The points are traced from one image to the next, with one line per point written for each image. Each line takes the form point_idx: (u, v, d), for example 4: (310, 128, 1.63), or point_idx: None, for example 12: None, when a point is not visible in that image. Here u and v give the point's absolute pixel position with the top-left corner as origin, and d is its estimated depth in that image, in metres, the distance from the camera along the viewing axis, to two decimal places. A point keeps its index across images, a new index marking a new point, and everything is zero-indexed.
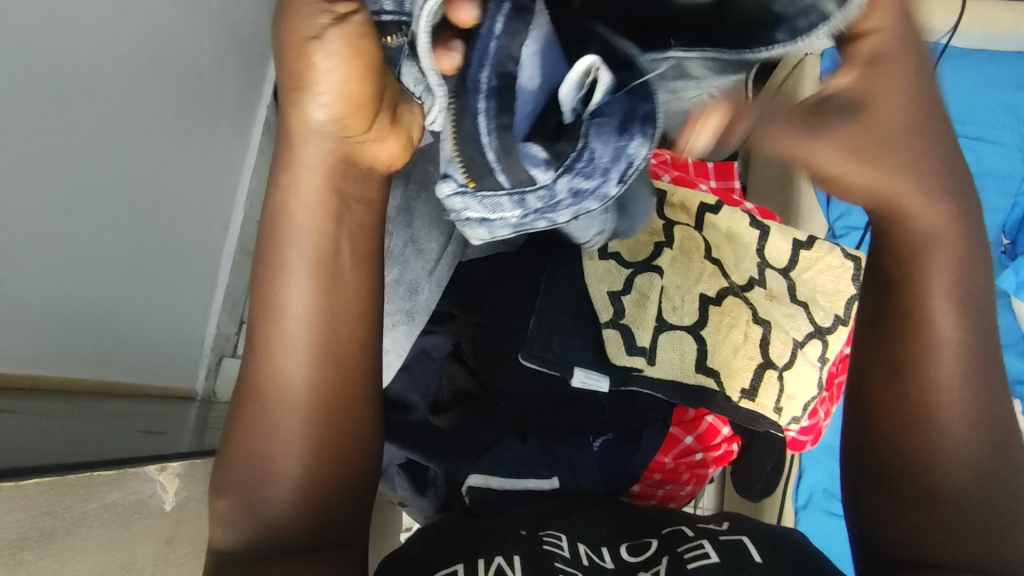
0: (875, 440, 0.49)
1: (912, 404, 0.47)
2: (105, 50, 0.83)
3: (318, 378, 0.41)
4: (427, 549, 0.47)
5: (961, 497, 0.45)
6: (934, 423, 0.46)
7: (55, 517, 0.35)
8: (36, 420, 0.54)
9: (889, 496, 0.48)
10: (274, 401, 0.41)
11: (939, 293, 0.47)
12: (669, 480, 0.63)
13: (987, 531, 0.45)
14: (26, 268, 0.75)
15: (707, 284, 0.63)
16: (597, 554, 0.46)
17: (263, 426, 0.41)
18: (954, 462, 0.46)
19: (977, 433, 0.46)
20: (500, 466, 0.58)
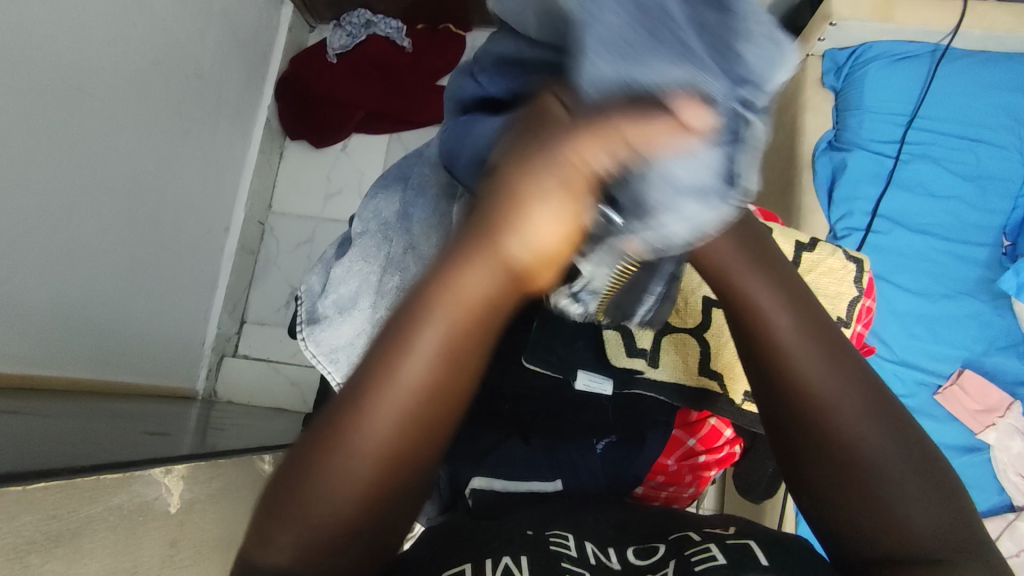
0: (791, 457, 0.45)
1: (795, 407, 0.44)
2: (107, 50, 0.84)
3: (390, 480, 0.34)
4: (435, 548, 0.47)
5: (892, 479, 0.42)
6: (826, 419, 0.43)
7: (61, 520, 0.35)
8: (40, 421, 0.54)
9: (827, 507, 0.43)
10: (345, 470, 0.33)
11: (756, 288, 0.46)
12: (673, 482, 0.62)
13: (932, 506, 0.41)
14: (28, 268, 0.75)
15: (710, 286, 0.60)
16: (605, 553, 0.47)
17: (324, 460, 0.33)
18: (868, 446, 0.42)
19: (866, 405, 0.43)
20: (504, 467, 0.58)
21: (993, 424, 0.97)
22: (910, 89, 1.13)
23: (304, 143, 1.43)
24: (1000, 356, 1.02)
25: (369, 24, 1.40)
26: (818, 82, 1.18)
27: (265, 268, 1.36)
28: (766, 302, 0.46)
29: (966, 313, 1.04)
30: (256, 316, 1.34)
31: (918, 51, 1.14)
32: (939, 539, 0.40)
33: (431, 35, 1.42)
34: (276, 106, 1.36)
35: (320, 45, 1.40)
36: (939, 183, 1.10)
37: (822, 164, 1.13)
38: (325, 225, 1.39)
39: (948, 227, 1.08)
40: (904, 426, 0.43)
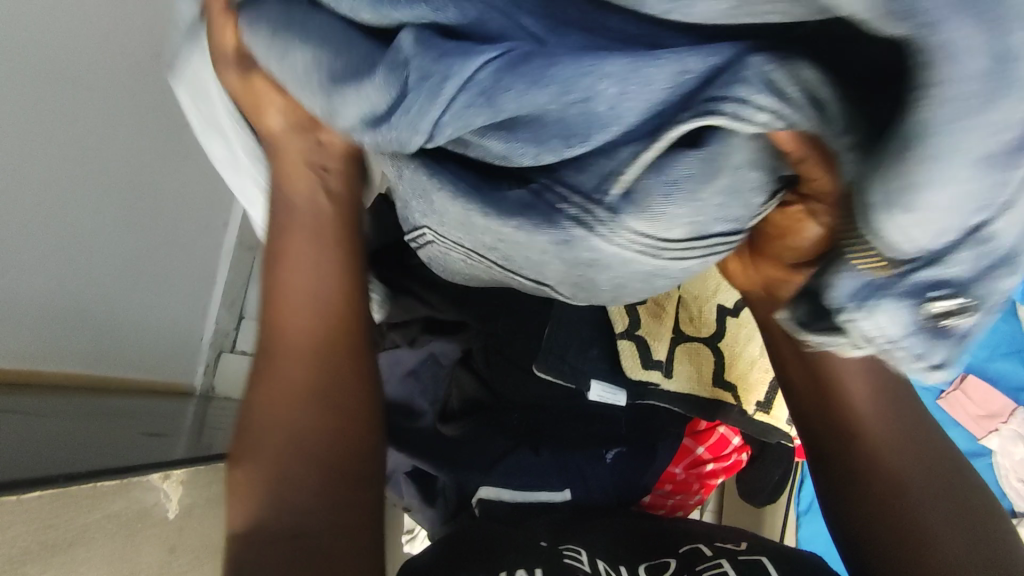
0: (842, 509, 0.46)
1: (854, 462, 0.45)
2: (107, 43, 0.82)
3: (322, 335, 0.42)
4: (446, 560, 0.47)
5: (943, 534, 0.42)
6: (887, 477, 0.44)
7: (57, 530, 0.35)
8: (35, 420, 0.53)
9: (873, 554, 0.44)
10: (288, 356, 0.42)
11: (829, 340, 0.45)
12: (680, 490, 0.63)
13: (979, 560, 0.41)
14: (25, 264, 0.74)
15: (727, 293, 0.59)
16: (616, 571, 0.46)
17: (276, 398, 0.41)
18: (921, 502, 0.43)
19: (925, 464, 0.44)
20: (514, 477, 0.57)
21: (996, 429, 0.97)
22: None
23: None
24: (1002, 362, 1.00)
25: None
26: None
27: None
28: (853, 373, 0.45)
29: None
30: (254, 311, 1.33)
31: None
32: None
33: None
34: None
35: None
36: None
37: None
38: None
39: None
40: (962, 487, 0.44)
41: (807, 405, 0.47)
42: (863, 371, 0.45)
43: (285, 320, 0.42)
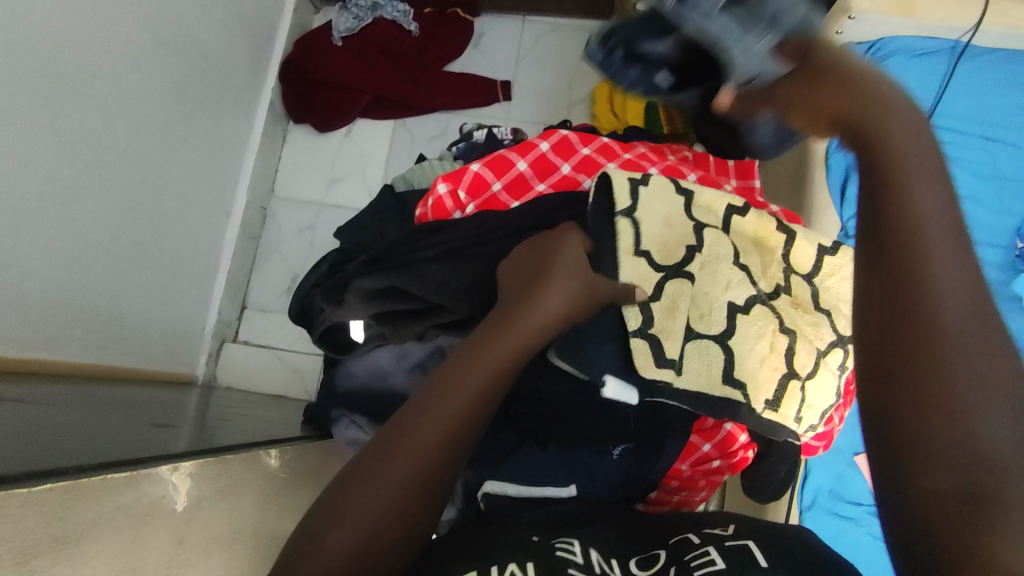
0: (865, 348, 0.39)
1: (896, 288, 0.38)
2: (110, 31, 0.82)
3: (459, 427, 0.45)
4: (444, 553, 0.47)
5: (978, 395, 0.34)
6: (925, 302, 0.37)
7: (69, 522, 0.35)
8: (42, 410, 0.53)
9: (888, 396, 0.37)
10: (422, 428, 0.44)
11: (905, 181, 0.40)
12: (686, 487, 0.64)
13: (1021, 429, 0.33)
14: (29, 251, 0.74)
15: (736, 292, 0.59)
16: (608, 564, 0.46)
17: (362, 482, 0.42)
18: (960, 337, 0.36)
19: (976, 299, 0.37)
20: (517, 473, 0.58)
21: None
22: (927, 84, 1.02)
23: (309, 127, 1.40)
24: None
25: (376, 7, 1.36)
26: None
27: (267, 253, 1.34)
28: (914, 172, 0.41)
29: None
30: (257, 301, 1.32)
31: (937, 46, 1.03)
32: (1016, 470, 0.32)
33: (439, 20, 1.40)
34: (278, 88, 1.34)
35: (324, 27, 1.38)
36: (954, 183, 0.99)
37: (836, 159, 1.02)
38: (327, 212, 1.37)
39: None
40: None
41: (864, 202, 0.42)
42: (934, 189, 0.40)
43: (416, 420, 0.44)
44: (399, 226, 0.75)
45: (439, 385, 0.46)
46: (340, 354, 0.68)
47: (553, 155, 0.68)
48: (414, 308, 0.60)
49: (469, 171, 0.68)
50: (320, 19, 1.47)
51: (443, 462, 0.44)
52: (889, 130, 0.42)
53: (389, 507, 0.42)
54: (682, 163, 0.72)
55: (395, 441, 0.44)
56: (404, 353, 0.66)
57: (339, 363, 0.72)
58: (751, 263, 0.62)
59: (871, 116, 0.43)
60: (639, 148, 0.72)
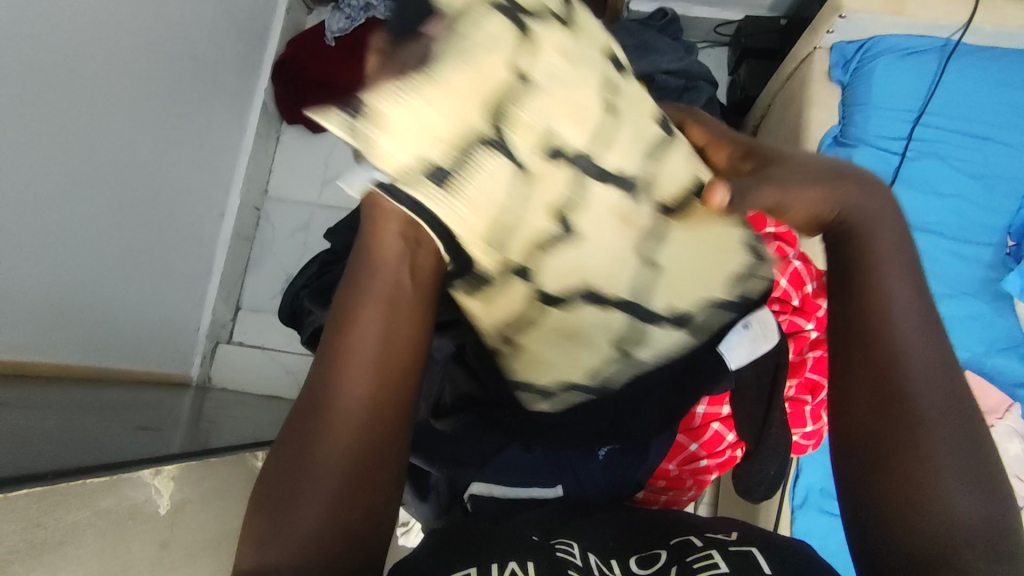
0: (841, 421, 0.42)
1: (869, 374, 0.41)
2: (100, 31, 0.81)
3: (373, 398, 0.41)
4: (436, 554, 0.47)
5: (951, 471, 0.37)
6: (895, 379, 0.40)
7: (47, 528, 0.35)
8: (29, 415, 0.53)
9: (865, 469, 0.40)
10: (337, 406, 0.41)
11: (882, 264, 0.43)
12: (673, 486, 0.64)
13: (981, 496, 0.37)
14: (21, 253, 0.74)
15: (614, 162, 0.41)
16: (607, 564, 0.46)
17: (289, 486, 0.39)
18: (929, 413, 0.39)
19: (942, 374, 0.40)
20: (503, 474, 0.59)
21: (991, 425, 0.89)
22: (918, 84, 1.02)
23: (302, 127, 1.40)
24: (1001, 357, 0.94)
25: (369, 7, 1.36)
26: (825, 75, 1.07)
27: (261, 254, 1.34)
28: (886, 258, 0.43)
29: (969, 313, 0.95)
30: (251, 302, 1.32)
31: (928, 45, 1.03)
32: (982, 535, 0.36)
33: None
34: (271, 90, 1.34)
35: (317, 28, 1.38)
36: (946, 181, 1.00)
37: None
38: (320, 212, 1.37)
39: (953, 227, 0.99)
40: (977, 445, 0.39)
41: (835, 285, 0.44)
42: (903, 281, 0.42)
43: (318, 416, 0.41)
44: None
45: (331, 361, 0.42)
46: None
47: None
48: None
49: None
50: (313, 19, 1.47)
51: (374, 439, 0.41)
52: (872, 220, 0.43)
53: (338, 496, 0.39)
54: None
55: (316, 420, 0.41)
56: None
57: None
58: (649, 134, 0.42)
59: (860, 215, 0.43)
60: None
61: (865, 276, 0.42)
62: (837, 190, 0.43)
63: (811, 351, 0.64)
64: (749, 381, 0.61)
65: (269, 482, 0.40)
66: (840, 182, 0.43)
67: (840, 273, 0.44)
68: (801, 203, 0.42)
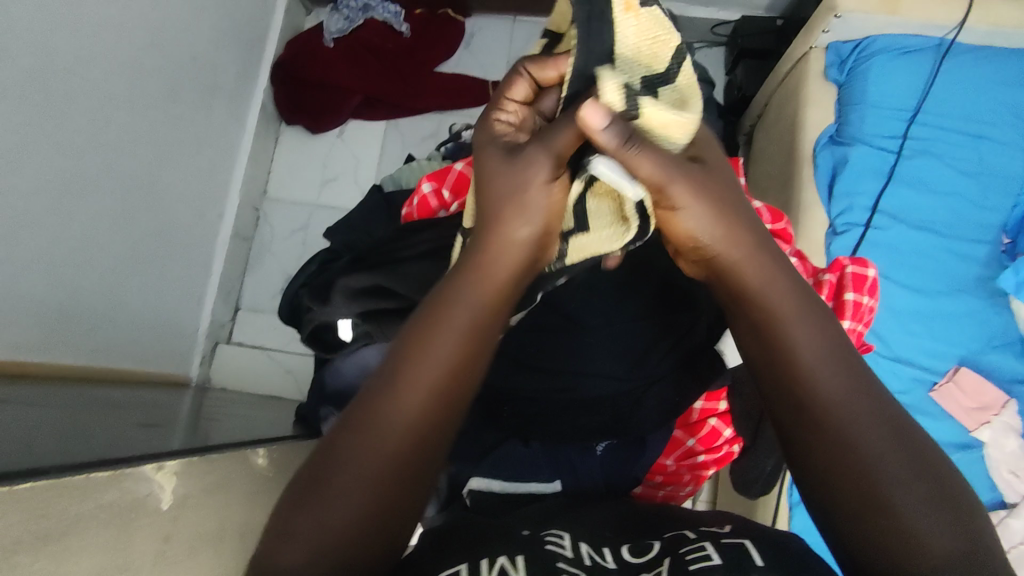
0: (802, 478, 0.44)
1: (807, 432, 0.43)
2: (99, 33, 0.82)
3: (430, 406, 0.43)
4: (434, 549, 0.48)
5: (907, 504, 0.40)
6: (837, 437, 0.42)
7: (50, 519, 0.35)
8: (31, 412, 0.54)
9: (844, 528, 0.42)
10: (399, 404, 0.42)
11: (788, 313, 0.46)
12: (671, 482, 0.65)
13: (945, 518, 0.40)
14: (21, 254, 0.74)
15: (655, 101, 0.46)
16: (600, 553, 0.47)
17: (345, 453, 0.41)
18: (879, 460, 0.41)
19: (880, 420, 0.43)
20: (501, 469, 0.60)
21: (987, 421, 0.91)
22: (914, 83, 1.03)
23: (300, 128, 1.40)
24: (996, 354, 0.95)
25: (367, 8, 1.36)
26: (821, 75, 1.08)
27: (260, 254, 1.35)
28: (799, 314, 0.46)
29: (963, 310, 0.96)
30: (251, 302, 1.33)
31: (922, 45, 1.04)
32: (960, 566, 0.38)
33: (430, 20, 1.40)
34: (269, 91, 1.34)
35: (315, 28, 1.39)
36: (941, 179, 1.00)
37: (822, 158, 1.04)
38: (319, 213, 1.37)
39: (947, 224, 0.99)
40: (926, 467, 0.41)
41: (754, 344, 0.47)
42: (810, 328, 0.46)
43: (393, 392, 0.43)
44: (387, 225, 0.75)
45: (404, 360, 0.44)
46: (330, 354, 0.68)
47: None
48: (399, 306, 0.61)
49: (454, 170, 0.68)
50: (311, 20, 1.47)
51: (424, 443, 0.43)
52: (755, 276, 0.47)
53: (377, 490, 0.41)
54: None
55: (374, 419, 0.42)
56: None
57: (327, 363, 0.72)
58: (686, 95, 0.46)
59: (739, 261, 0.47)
60: None
61: (772, 322, 0.46)
62: (725, 232, 0.46)
63: None
64: None
65: (317, 481, 0.41)
66: (732, 216, 0.46)
67: (747, 325, 0.47)
68: (687, 215, 0.45)
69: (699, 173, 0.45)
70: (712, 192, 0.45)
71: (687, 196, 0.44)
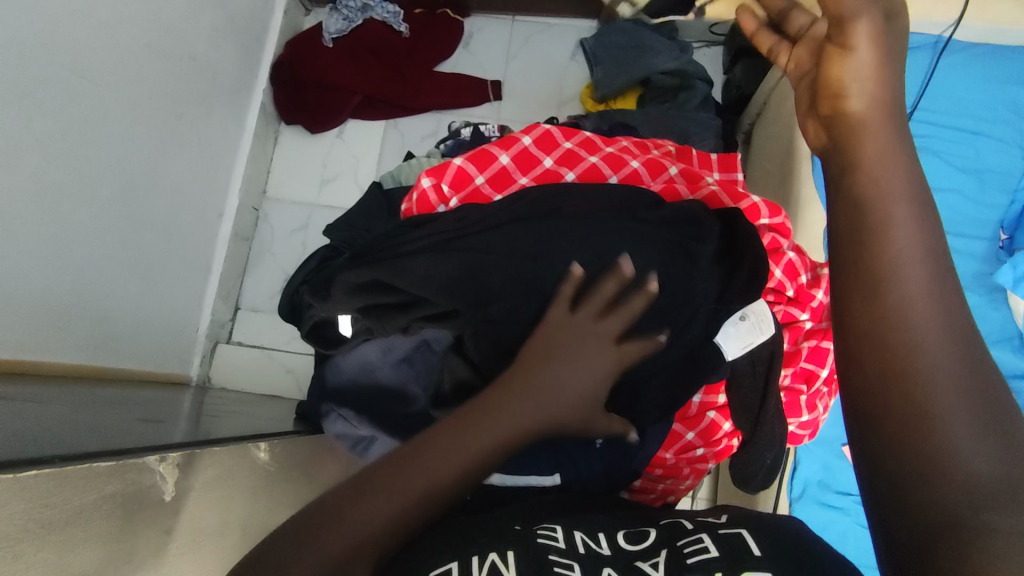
0: (850, 390, 0.43)
1: (875, 333, 0.42)
2: (98, 33, 0.82)
3: (464, 470, 0.50)
4: (431, 534, 0.49)
5: (963, 423, 0.37)
6: (905, 337, 0.41)
7: (52, 508, 0.35)
8: (32, 408, 0.54)
9: (882, 436, 0.39)
10: (442, 457, 0.49)
11: (896, 210, 0.45)
12: (669, 475, 0.66)
13: (998, 446, 0.36)
14: (20, 253, 0.74)
15: None
16: (594, 540, 0.47)
17: (366, 498, 0.47)
18: (937, 370, 0.39)
19: (954, 340, 0.40)
20: (501, 463, 0.60)
21: None
22: (911, 80, 1.03)
23: (299, 128, 1.40)
24: (994, 349, 0.95)
25: (366, 8, 1.37)
26: None
27: (259, 254, 1.35)
28: (913, 241, 0.44)
29: None
30: (250, 302, 1.33)
31: (919, 41, 1.04)
32: (1001, 494, 0.34)
33: (429, 20, 1.41)
34: (269, 91, 1.34)
35: (315, 28, 1.39)
36: (938, 175, 1.01)
37: None
38: (319, 212, 1.37)
39: (945, 220, 1.00)
40: (992, 398, 0.38)
41: (853, 240, 0.45)
42: (913, 240, 0.44)
43: (423, 452, 0.50)
44: (387, 222, 0.75)
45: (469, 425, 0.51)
46: (330, 349, 0.69)
47: (535, 149, 0.69)
48: (398, 301, 0.61)
49: (453, 165, 0.68)
50: (310, 20, 1.47)
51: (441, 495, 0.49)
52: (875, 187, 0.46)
53: (394, 512, 0.47)
54: (663, 155, 0.73)
55: (418, 461, 0.49)
56: (389, 347, 0.67)
57: (327, 360, 0.72)
58: None
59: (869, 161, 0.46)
60: (622, 142, 0.73)
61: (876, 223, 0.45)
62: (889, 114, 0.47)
63: (805, 341, 0.66)
64: (744, 370, 0.62)
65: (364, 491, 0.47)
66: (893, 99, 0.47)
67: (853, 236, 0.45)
68: (863, 69, 0.46)
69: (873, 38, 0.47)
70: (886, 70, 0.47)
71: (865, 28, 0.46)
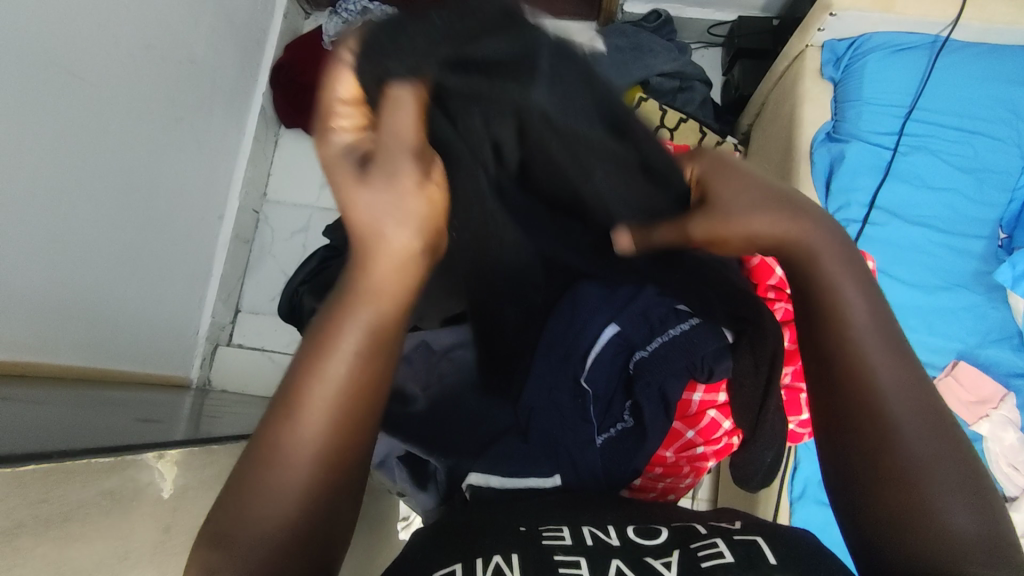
0: (830, 453, 0.44)
1: (850, 401, 0.43)
2: (98, 35, 0.82)
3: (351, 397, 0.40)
4: (427, 547, 0.48)
5: (943, 489, 0.40)
6: (880, 407, 0.42)
7: (51, 503, 0.36)
8: (32, 408, 0.54)
9: (866, 501, 0.42)
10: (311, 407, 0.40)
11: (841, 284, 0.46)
12: (670, 473, 0.66)
13: (972, 506, 0.40)
14: (20, 254, 0.75)
15: None
16: (603, 531, 0.48)
17: (275, 472, 0.39)
18: (915, 437, 0.41)
19: (921, 401, 0.43)
20: (501, 465, 0.59)
21: (986, 415, 0.90)
22: (909, 80, 1.04)
23: (299, 131, 1.41)
24: (994, 348, 0.95)
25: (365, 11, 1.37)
26: (817, 73, 1.09)
27: (259, 257, 1.35)
28: (861, 312, 0.45)
29: (960, 305, 0.97)
30: (251, 305, 1.33)
31: (916, 42, 1.05)
32: (976, 551, 0.38)
33: None
34: (269, 93, 1.35)
35: (315, 31, 1.40)
36: (937, 175, 1.01)
37: (819, 155, 1.04)
38: (319, 215, 1.38)
39: (944, 220, 1.00)
40: (958, 455, 0.41)
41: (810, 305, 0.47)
42: (862, 299, 0.46)
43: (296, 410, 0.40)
44: None
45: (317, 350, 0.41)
46: None
47: None
48: None
49: None
50: (310, 23, 1.48)
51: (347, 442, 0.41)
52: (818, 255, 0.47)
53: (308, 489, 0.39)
54: None
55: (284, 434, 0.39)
56: None
57: None
58: None
59: (806, 248, 0.47)
60: None
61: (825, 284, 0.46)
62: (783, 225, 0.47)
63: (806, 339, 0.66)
64: (747, 370, 0.59)
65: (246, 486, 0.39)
66: (781, 216, 0.47)
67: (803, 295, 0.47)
68: (740, 234, 0.47)
69: (721, 204, 0.47)
70: (748, 208, 0.47)
71: (722, 223, 0.46)
